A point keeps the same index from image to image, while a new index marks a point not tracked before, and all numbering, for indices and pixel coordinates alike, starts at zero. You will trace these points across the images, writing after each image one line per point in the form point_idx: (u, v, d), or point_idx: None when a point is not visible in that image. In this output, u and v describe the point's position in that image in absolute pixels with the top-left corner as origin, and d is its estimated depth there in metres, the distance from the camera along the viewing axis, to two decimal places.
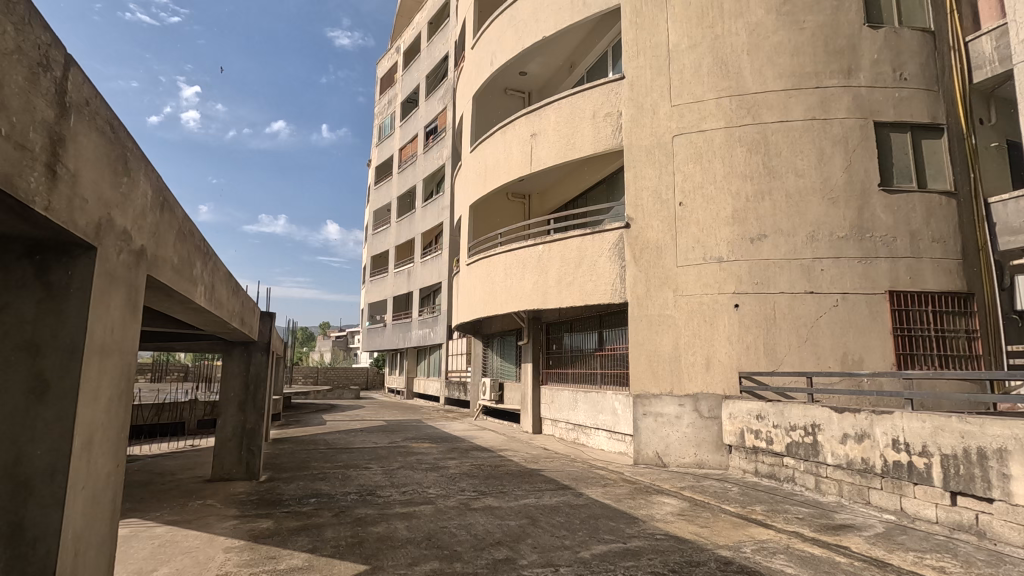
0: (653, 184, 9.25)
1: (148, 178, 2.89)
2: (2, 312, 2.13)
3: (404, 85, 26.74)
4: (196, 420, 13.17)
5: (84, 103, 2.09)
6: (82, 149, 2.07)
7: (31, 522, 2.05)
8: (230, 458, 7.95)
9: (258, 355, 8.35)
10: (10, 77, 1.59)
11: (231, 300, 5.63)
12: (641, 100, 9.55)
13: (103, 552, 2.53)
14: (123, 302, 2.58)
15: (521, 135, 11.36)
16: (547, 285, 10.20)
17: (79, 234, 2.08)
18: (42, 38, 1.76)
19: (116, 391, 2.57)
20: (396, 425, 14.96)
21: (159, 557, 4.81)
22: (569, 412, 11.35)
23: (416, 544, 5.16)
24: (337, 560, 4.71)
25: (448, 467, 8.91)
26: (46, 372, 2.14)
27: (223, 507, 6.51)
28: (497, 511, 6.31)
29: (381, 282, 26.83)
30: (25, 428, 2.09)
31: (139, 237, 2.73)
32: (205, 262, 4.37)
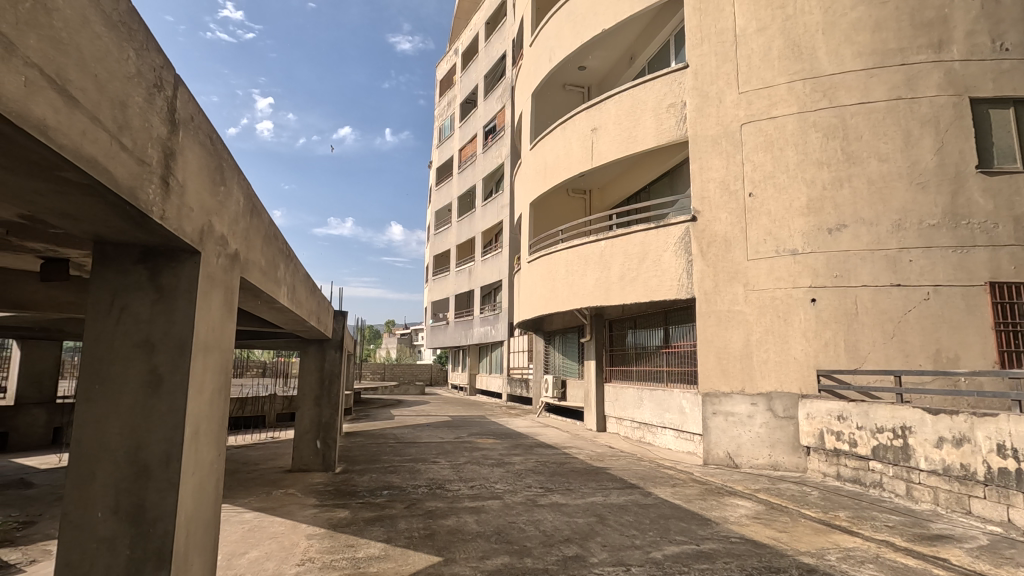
0: (720, 175, 8.91)
1: (240, 186, 3.09)
2: (121, 313, 2.33)
3: (462, 86, 27.13)
4: (275, 413, 13.93)
5: (190, 118, 2.27)
6: (188, 161, 2.25)
7: (151, 504, 2.25)
8: (308, 450, 8.37)
9: (331, 352, 8.72)
10: (131, 99, 1.73)
11: (310, 300, 5.91)
12: (706, 89, 9.21)
13: (209, 533, 2.74)
14: (222, 301, 2.77)
15: (581, 129, 11.24)
16: (610, 281, 10.07)
17: (186, 240, 2.25)
18: (157, 61, 1.92)
19: (217, 384, 2.76)
20: (461, 420, 15.26)
21: (249, 540, 5.16)
22: (633, 410, 11.17)
23: (486, 538, 5.25)
24: (412, 551, 4.86)
25: (513, 463, 9.00)
26: (160, 368, 2.33)
27: (303, 496, 6.87)
28: (564, 508, 6.31)
29: (443, 281, 27.35)
30: (144, 418, 2.29)
31: (233, 241, 2.93)
32: (287, 263, 4.61)
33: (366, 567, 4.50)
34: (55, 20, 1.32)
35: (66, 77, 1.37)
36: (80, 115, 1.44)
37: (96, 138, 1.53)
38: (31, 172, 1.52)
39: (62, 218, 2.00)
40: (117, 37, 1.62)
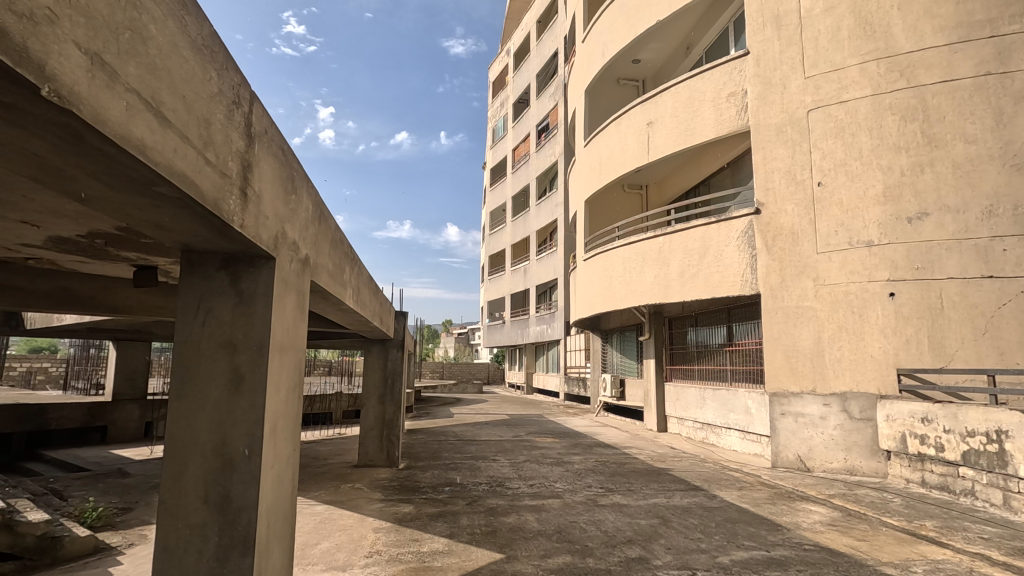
0: (786, 165, 8.50)
1: (309, 194, 3.24)
2: (206, 316, 2.50)
3: (515, 86, 27.20)
4: (341, 410, 14.50)
5: (264, 131, 2.40)
6: (264, 172, 2.38)
7: (236, 495, 2.40)
8: (373, 446, 8.67)
9: (393, 351, 8.97)
10: (213, 116, 1.85)
11: (373, 301, 6.13)
12: (769, 75, 8.81)
13: (287, 523, 2.90)
14: (295, 304, 2.92)
15: (637, 124, 11.02)
16: (670, 277, 9.84)
17: (262, 247, 2.38)
18: (235, 79, 2.04)
19: (292, 382, 2.92)
20: (519, 419, 15.33)
21: (321, 532, 5.41)
22: (696, 410, 10.85)
23: (548, 537, 5.25)
24: (474, 547, 4.94)
25: (572, 463, 8.95)
26: (241, 368, 2.48)
27: (369, 491, 7.12)
28: (626, 509, 6.21)
29: (498, 281, 27.57)
30: (228, 414, 2.45)
31: (304, 246, 3.07)
32: (353, 266, 4.79)
33: (431, 561, 4.61)
34: (150, 47, 1.43)
35: (159, 99, 1.49)
36: (171, 133, 1.55)
37: (185, 154, 1.65)
38: (129, 188, 1.65)
39: (155, 229, 2.16)
40: (201, 59, 1.74)
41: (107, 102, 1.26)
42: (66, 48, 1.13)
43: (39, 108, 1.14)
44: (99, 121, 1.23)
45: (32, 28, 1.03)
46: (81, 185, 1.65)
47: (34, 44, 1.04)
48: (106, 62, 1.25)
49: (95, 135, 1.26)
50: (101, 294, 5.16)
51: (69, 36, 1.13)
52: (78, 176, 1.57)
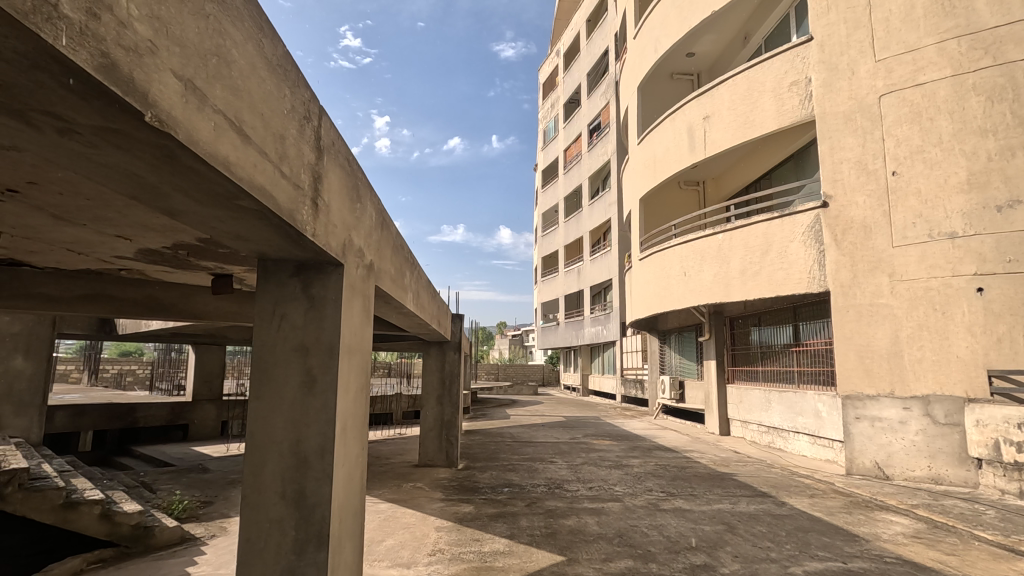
0: (855, 155, 8.03)
1: (372, 202, 3.35)
2: (281, 321, 2.63)
3: (565, 87, 27.08)
4: (400, 411, 14.86)
5: (331, 144, 2.51)
6: (332, 183, 2.49)
7: (310, 491, 2.52)
8: (433, 447, 8.85)
9: (450, 353, 9.11)
10: (287, 132, 1.94)
11: (431, 304, 6.25)
12: (835, 61, 8.36)
13: (357, 519, 3.00)
14: (361, 307, 3.03)
15: (692, 118, 10.74)
16: (730, 276, 9.53)
17: (331, 254, 2.49)
18: (305, 95, 2.14)
19: (360, 383, 3.03)
20: (575, 421, 15.20)
21: (385, 529, 5.57)
22: (761, 413, 10.43)
23: (608, 540, 5.20)
24: (535, 549, 4.95)
25: (632, 466, 8.82)
26: (313, 370, 2.60)
27: (430, 490, 7.27)
28: (688, 514, 6.05)
29: (552, 283, 27.48)
30: (303, 414, 2.57)
31: (369, 253, 3.18)
32: (412, 271, 4.91)
33: (493, 561, 4.65)
34: (232, 70, 1.52)
35: (241, 119, 1.58)
36: (252, 150, 1.65)
37: (263, 169, 1.74)
38: (214, 202, 1.76)
39: (234, 240, 2.30)
40: (276, 78, 1.84)
41: (198, 125, 1.34)
42: (165, 77, 1.21)
43: (143, 132, 1.23)
44: (192, 142, 1.32)
45: (137, 60, 1.11)
46: (172, 202, 1.78)
47: (139, 73, 1.12)
48: (196, 87, 1.34)
49: (189, 154, 1.35)
50: (183, 301, 5.52)
51: (167, 65, 1.22)
52: (170, 193, 1.69)
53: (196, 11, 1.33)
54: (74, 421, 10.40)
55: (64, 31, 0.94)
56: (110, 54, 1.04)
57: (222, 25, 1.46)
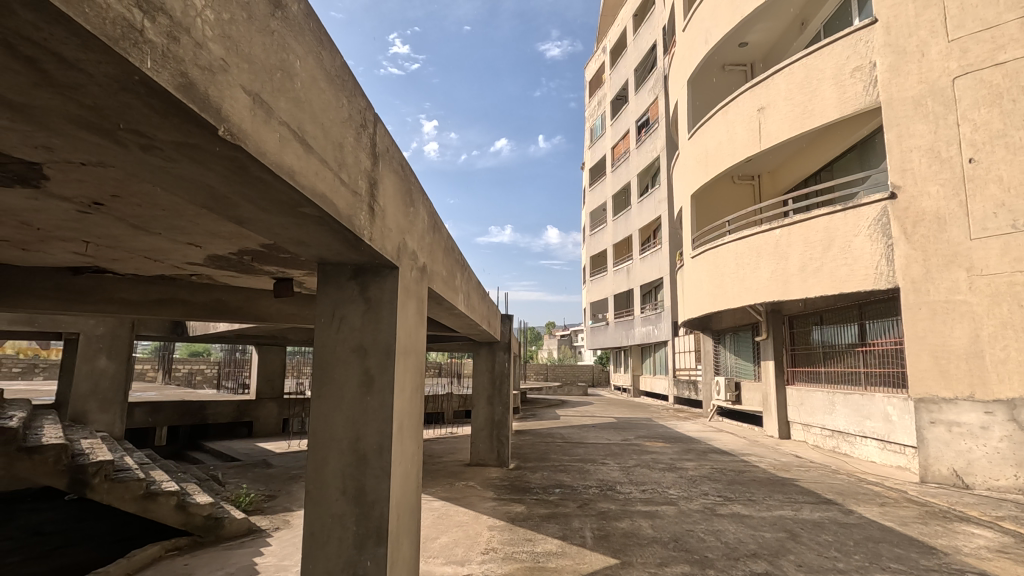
0: (927, 142, 7.53)
1: (424, 206, 3.42)
2: (340, 322, 2.72)
3: (612, 84, 26.74)
4: (451, 410, 15.07)
5: (386, 150, 2.57)
6: (387, 188, 2.56)
7: (370, 488, 2.59)
8: (484, 446, 8.94)
9: (500, 354, 9.16)
10: (345, 140, 2.01)
11: (482, 305, 6.31)
12: (903, 43, 7.88)
13: (413, 517, 3.06)
14: (415, 309, 3.09)
15: (746, 110, 10.37)
16: (789, 273, 9.17)
17: (387, 257, 2.56)
18: (362, 105, 2.21)
19: (415, 383, 3.09)
20: (626, 422, 14.98)
21: (440, 526, 5.67)
22: (824, 416, 9.96)
23: (664, 544, 5.09)
24: (588, 550, 4.91)
25: (686, 469, 8.60)
26: (371, 370, 2.67)
27: (482, 489, 7.34)
28: (748, 520, 5.85)
29: (601, 282, 27.19)
30: (362, 413, 2.65)
31: (421, 255, 3.24)
32: (463, 273, 4.98)
33: (546, 562, 4.65)
34: (295, 83, 1.59)
35: (304, 129, 1.65)
36: (314, 158, 1.72)
37: (323, 176, 1.80)
38: (279, 210, 1.84)
39: (296, 245, 2.39)
40: (335, 88, 1.90)
41: (264, 136, 1.41)
42: (236, 93, 1.28)
43: (216, 146, 1.29)
44: (259, 153, 1.38)
45: (210, 78, 1.18)
46: (241, 211, 1.87)
47: (212, 90, 1.18)
48: (262, 100, 1.40)
49: (256, 165, 1.41)
50: (247, 304, 5.81)
51: (237, 82, 1.29)
52: (239, 203, 1.78)
53: (263, 29, 1.40)
54: (150, 417, 11.04)
55: (149, 55, 1.00)
56: (187, 74, 1.10)
57: (285, 40, 1.52)
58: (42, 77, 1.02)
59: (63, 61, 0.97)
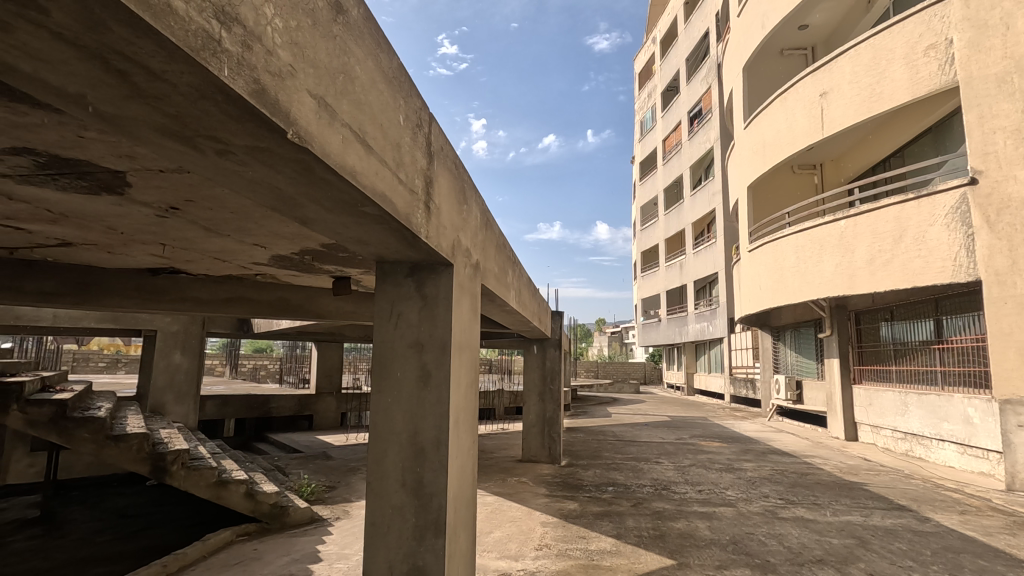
0: (1013, 122, 6.94)
1: (477, 203, 3.45)
2: (398, 319, 2.79)
3: (662, 75, 26.10)
4: (502, 407, 15.18)
5: (440, 149, 2.61)
6: (441, 186, 2.60)
7: (428, 480, 2.65)
8: (536, 442, 8.96)
9: (552, 350, 9.13)
10: (402, 140, 2.06)
11: (533, 301, 6.31)
12: (984, 17, 7.29)
13: (470, 510, 3.10)
14: (469, 305, 3.13)
15: (807, 96, 9.90)
16: (855, 266, 8.71)
17: (442, 255, 2.60)
18: (417, 105, 2.25)
19: (470, 379, 3.14)
20: (680, 421, 14.66)
21: (493, 521, 5.72)
22: (895, 417, 9.41)
23: (722, 547, 4.95)
24: (643, 550, 4.84)
25: (745, 470, 8.32)
26: (428, 365, 2.73)
27: (535, 485, 7.36)
28: (813, 525, 5.60)
29: (653, 278, 26.67)
30: (420, 407, 2.71)
31: (475, 252, 3.28)
32: (515, 269, 5.00)
33: (600, 560, 4.61)
34: (356, 85, 1.64)
35: (364, 131, 1.70)
36: (374, 158, 1.76)
37: (383, 176, 1.85)
38: (342, 210, 1.90)
39: (356, 244, 2.46)
40: (392, 89, 1.95)
41: (329, 138, 1.45)
42: (303, 97, 1.33)
43: (285, 148, 1.35)
44: (324, 154, 1.42)
45: (280, 83, 1.23)
46: (306, 212, 1.95)
47: (281, 95, 1.23)
48: (327, 103, 1.45)
49: (322, 166, 1.46)
50: (308, 302, 6.06)
51: (304, 87, 1.33)
52: (305, 204, 1.85)
53: (326, 35, 1.45)
54: (220, 410, 11.62)
55: (226, 63, 1.05)
56: (259, 80, 1.15)
57: (347, 45, 1.57)
58: (131, 89, 1.10)
59: (151, 73, 1.03)
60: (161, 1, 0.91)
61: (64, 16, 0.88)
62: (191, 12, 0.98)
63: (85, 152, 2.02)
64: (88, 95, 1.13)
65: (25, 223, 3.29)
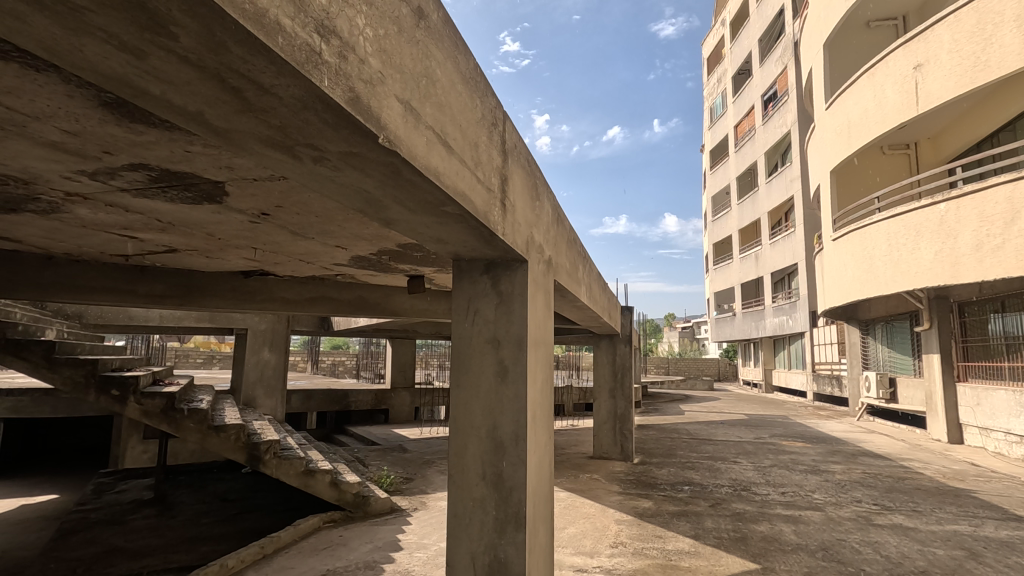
0: None
1: (549, 199, 3.45)
2: (476, 316, 2.83)
3: (733, 57, 24.92)
4: (571, 403, 15.10)
5: (514, 146, 2.63)
6: (516, 184, 2.62)
7: (508, 475, 2.68)
8: (608, 439, 8.86)
9: (622, 346, 8.96)
10: (479, 139, 2.09)
11: (603, 297, 6.23)
12: None
13: (549, 505, 3.12)
14: (544, 301, 3.14)
15: (899, 70, 9.14)
16: (959, 252, 7.97)
17: (518, 251, 2.63)
18: (492, 105, 2.28)
19: (546, 375, 3.15)
20: (759, 419, 14.01)
21: (566, 517, 5.72)
22: (1007, 418, 8.55)
23: (810, 553, 4.69)
24: (724, 552, 4.67)
25: (833, 472, 7.84)
26: (505, 361, 2.76)
27: (607, 483, 7.28)
28: (913, 533, 5.19)
29: (726, 270, 25.61)
30: (498, 402, 2.75)
31: (548, 248, 3.28)
32: (585, 265, 4.96)
33: (678, 561, 4.50)
34: (437, 88, 1.68)
35: (445, 132, 1.74)
36: (455, 159, 1.81)
37: (463, 176, 1.89)
38: (424, 210, 1.96)
39: (435, 243, 2.53)
40: (470, 90, 1.98)
41: (415, 140, 1.50)
42: (391, 102, 1.38)
43: (376, 152, 1.41)
44: (411, 156, 1.47)
45: (372, 90, 1.28)
46: (390, 213, 2.02)
47: (372, 101, 1.28)
48: (412, 107, 1.50)
49: (409, 168, 1.51)
50: (385, 300, 6.29)
51: (393, 93, 1.38)
52: (389, 205, 1.92)
53: (411, 40, 1.50)
54: (304, 403, 12.20)
55: (326, 74, 1.11)
56: (354, 88, 1.21)
57: (429, 48, 1.61)
58: (242, 103, 1.18)
59: (260, 87, 1.10)
60: (272, 19, 0.97)
61: (190, 39, 0.96)
62: (296, 28, 1.04)
63: (191, 165, 2.20)
64: (205, 112, 1.23)
65: (137, 232, 3.62)
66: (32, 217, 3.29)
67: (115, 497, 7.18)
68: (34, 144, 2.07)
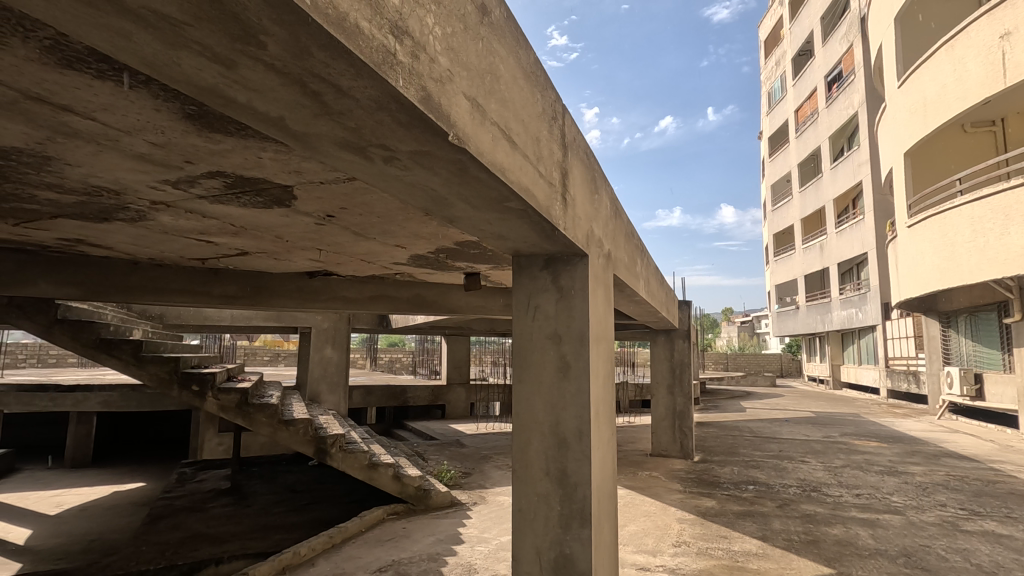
0: None
1: (607, 192, 3.39)
2: (536, 312, 2.83)
3: (793, 38, 23.73)
4: (627, 399, 14.86)
5: (573, 139, 2.60)
6: (576, 178, 2.59)
7: (572, 471, 2.67)
8: (667, 437, 8.66)
9: (680, 341, 8.72)
10: (540, 133, 2.08)
11: (661, 291, 6.08)
12: None
13: (613, 503, 3.08)
14: (604, 296, 3.10)
15: (985, 40, 8.42)
16: None
17: (578, 245, 2.61)
18: (552, 98, 2.26)
19: (607, 371, 3.11)
20: (828, 417, 13.34)
21: (626, 515, 5.64)
22: None
23: (891, 559, 4.42)
24: (795, 555, 4.48)
25: (912, 474, 7.36)
26: (567, 357, 2.74)
27: (667, 481, 7.14)
28: (1008, 541, 4.79)
29: (788, 261, 24.49)
30: (561, 397, 2.74)
31: (607, 242, 3.23)
32: (643, 258, 4.85)
33: (745, 562, 4.35)
34: (501, 84, 1.68)
35: (509, 128, 1.74)
36: (518, 154, 1.80)
37: (526, 171, 1.89)
38: (488, 206, 1.97)
39: (496, 239, 2.54)
40: (531, 84, 1.98)
41: (481, 137, 1.51)
42: (458, 98, 1.39)
43: (444, 150, 1.42)
44: (478, 153, 1.48)
45: (442, 87, 1.30)
46: (454, 211, 2.05)
47: (442, 98, 1.30)
48: (478, 103, 1.50)
49: (476, 165, 1.52)
50: (441, 298, 6.39)
51: (460, 90, 1.39)
52: (454, 203, 1.94)
53: (476, 36, 1.51)
54: (365, 399, 12.56)
55: (401, 74, 1.13)
56: (426, 87, 1.23)
57: (492, 44, 1.61)
58: (320, 106, 1.22)
59: (339, 90, 1.14)
60: (351, 22, 0.99)
61: (277, 47, 1.00)
62: (373, 30, 1.06)
63: (263, 170, 2.30)
64: (286, 116, 1.27)
65: (213, 237, 3.84)
66: (121, 225, 3.54)
67: (196, 486, 7.67)
68: (124, 157, 2.22)
